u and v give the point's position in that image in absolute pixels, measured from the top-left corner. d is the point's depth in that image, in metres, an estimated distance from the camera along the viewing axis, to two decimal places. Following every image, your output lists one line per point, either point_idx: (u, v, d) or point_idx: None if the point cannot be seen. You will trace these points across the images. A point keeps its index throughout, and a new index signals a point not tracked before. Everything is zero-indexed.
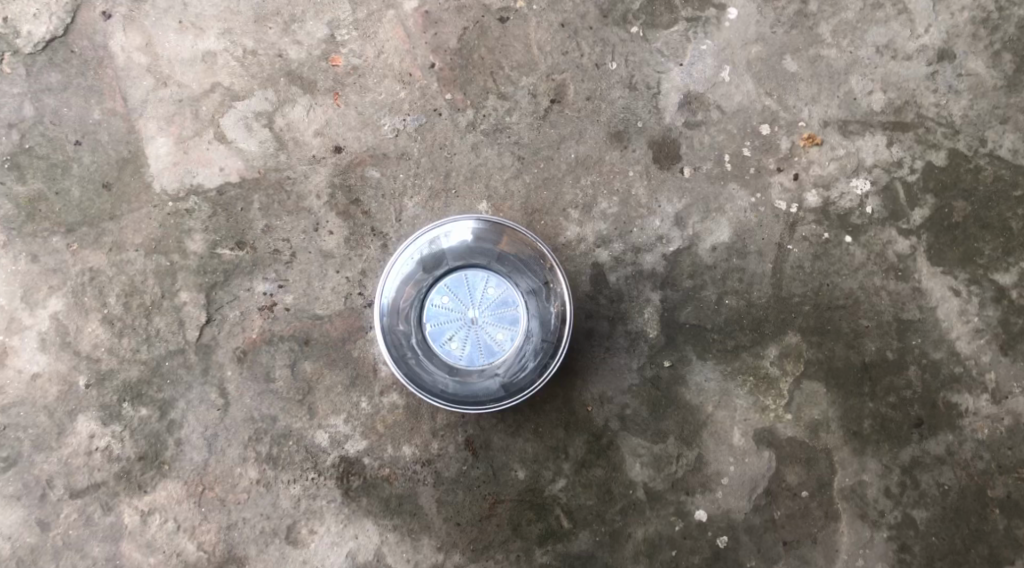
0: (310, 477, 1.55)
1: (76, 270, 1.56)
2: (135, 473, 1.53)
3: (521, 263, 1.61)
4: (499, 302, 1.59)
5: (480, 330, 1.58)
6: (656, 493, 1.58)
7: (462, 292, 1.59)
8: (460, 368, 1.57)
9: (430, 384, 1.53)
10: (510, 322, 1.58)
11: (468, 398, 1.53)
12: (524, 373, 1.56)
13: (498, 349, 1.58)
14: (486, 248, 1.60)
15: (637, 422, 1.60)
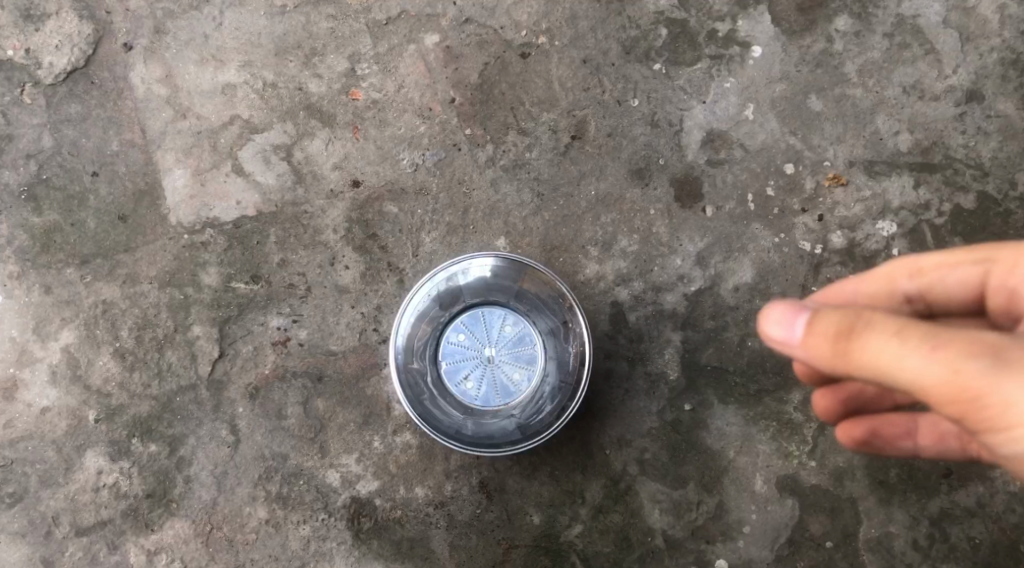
0: (320, 518, 1.52)
1: (89, 303, 1.54)
2: (142, 512, 1.50)
3: (539, 302, 1.59)
4: (516, 341, 1.57)
5: (497, 369, 1.56)
6: (676, 540, 1.54)
7: (479, 330, 1.58)
8: (475, 408, 1.55)
9: (446, 424, 1.49)
10: (528, 362, 1.57)
11: (485, 439, 1.49)
12: (543, 416, 1.51)
13: (515, 389, 1.56)
14: (504, 287, 1.59)
15: (656, 467, 1.56)
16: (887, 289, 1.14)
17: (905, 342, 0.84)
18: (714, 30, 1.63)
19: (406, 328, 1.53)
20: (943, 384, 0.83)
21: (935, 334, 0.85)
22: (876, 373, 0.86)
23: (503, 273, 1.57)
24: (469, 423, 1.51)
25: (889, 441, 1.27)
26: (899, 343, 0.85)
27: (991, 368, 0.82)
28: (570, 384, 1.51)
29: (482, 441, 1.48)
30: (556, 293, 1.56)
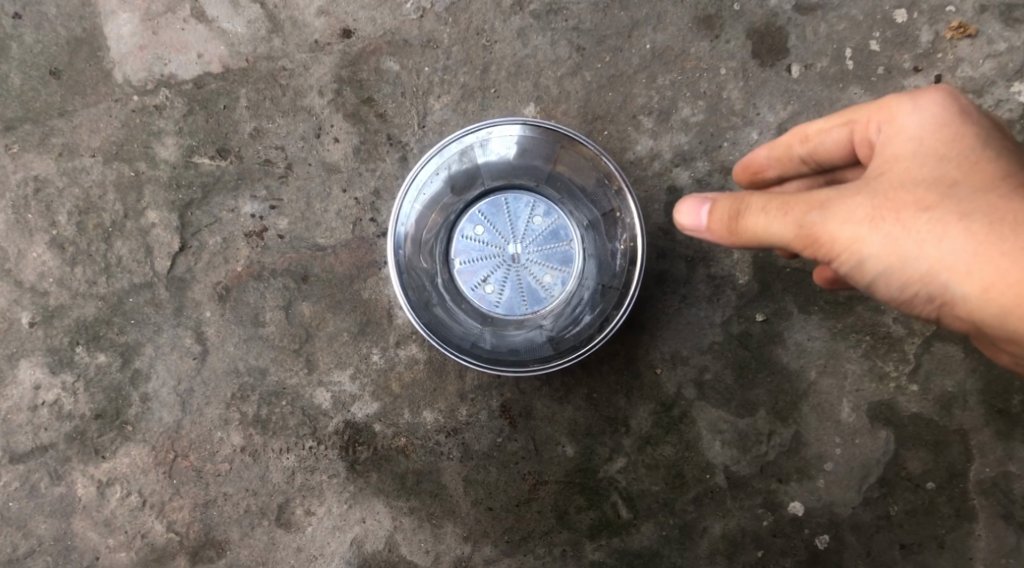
0: (308, 446, 1.24)
1: (17, 180, 1.24)
2: (90, 436, 1.23)
3: (576, 188, 1.25)
4: (548, 236, 1.25)
5: (523, 271, 1.25)
6: (740, 479, 1.26)
7: (501, 223, 1.25)
8: (495, 316, 1.24)
9: (460, 336, 1.19)
10: (561, 261, 1.25)
11: (507, 353, 1.19)
12: (580, 328, 1.20)
13: (543, 295, 1.25)
14: (532, 168, 1.25)
15: (718, 390, 1.26)
16: (781, 155, 1.06)
17: (765, 207, 0.90)
18: None
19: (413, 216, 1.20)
20: (784, 232, 0.89)
21: (777, 195, 0.90)
22: (747, 237, 0.92)
23: (533, 150, 1.23)
24: (488, 334, 1.22)
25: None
26: (757, 209, 0.90)
27: (821, 214, 0.88)
28: (614, 288, 1.19)
29: (504, 356, 1.18)
30: (598, 174, 1.20)
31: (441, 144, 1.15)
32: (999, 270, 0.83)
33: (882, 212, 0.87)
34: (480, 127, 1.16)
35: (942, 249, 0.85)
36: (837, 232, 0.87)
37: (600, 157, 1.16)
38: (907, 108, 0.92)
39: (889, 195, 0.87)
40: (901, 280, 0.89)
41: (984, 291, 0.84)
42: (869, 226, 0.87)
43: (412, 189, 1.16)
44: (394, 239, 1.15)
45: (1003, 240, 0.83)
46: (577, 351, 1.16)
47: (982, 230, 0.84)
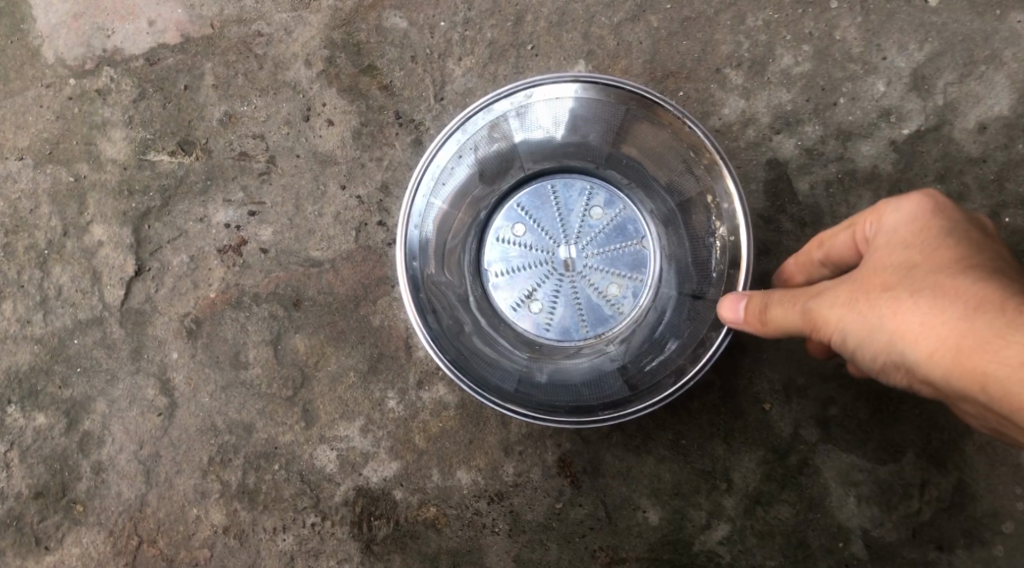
0: (309, 523, 0.95)
1: None
2: (29, 520, 0.95)
3: (648, 170, 0.93)
4: (612, 234, 0.97)
5: (581, 282, 0.96)
6: (887, 548, 0.93)
7: (548, 222, 0.97)
8: (546, 342, 0.95)
9: (500, 374, 0.87)
10: (628, 265, 0.96)
11: (568, 395, 0.86)
12: (667, 357, 0.86)
13: (606, 310, 0.96)
14: (587, 147, 0.94)
15: (849, 429, 0.94)
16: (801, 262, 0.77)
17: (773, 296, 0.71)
18: None
19: (433, 215, 0.89)
20: (783, 317, 0.69)
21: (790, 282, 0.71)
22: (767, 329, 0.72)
23: (588, 122, 0.90)
24: (539, 369, 0.90)
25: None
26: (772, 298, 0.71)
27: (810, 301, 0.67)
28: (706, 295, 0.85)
29: (563, 402, 0.84)
30: (681, 145, 0.86)
31: (463, 115, 0.84)
32: (959, 346, 0.58)
33: (850, 291, 0.65)
34: (514, 89, 0.84)
35: (897, 324, 0.61)
36: (818, 316, 0.66)
37: (684, 118, 0.82)
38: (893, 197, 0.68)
39: (859, 275, 0.66)
40: (867, 360, 0.65)
41: (939, 367, 0.59)
42: (834, 307, 0.65)
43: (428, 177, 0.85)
44: (405, 246, 0.84)
45: (955, 306, 0.58)
46: (668, 387, 0.82)
47: (937, 299, 0.59)
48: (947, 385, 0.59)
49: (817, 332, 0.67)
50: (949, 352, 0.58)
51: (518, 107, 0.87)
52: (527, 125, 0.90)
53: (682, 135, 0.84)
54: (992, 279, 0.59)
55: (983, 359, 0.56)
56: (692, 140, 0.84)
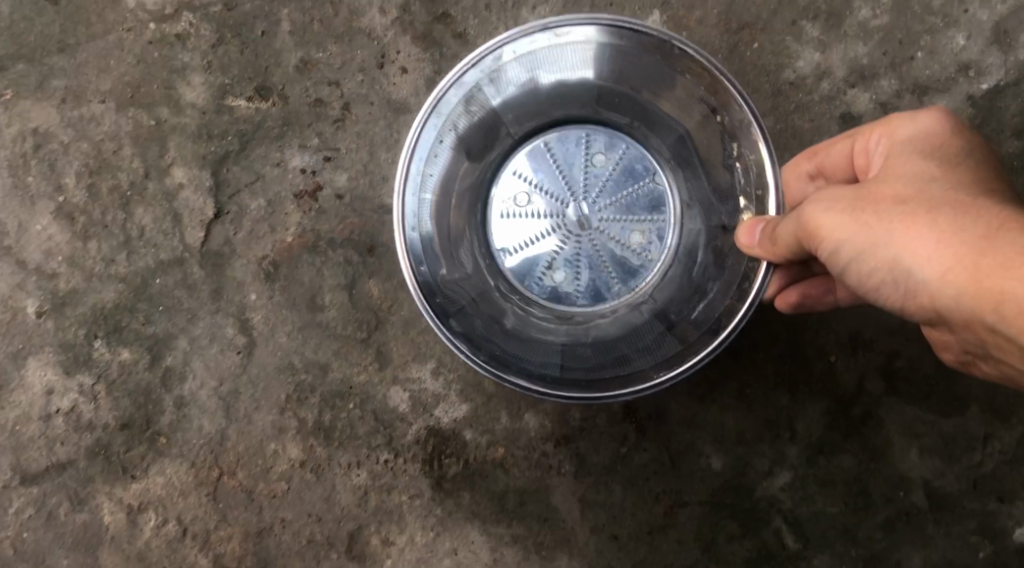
0: (383, 460, 0.99)
1: (14, 135, 0.99)
2: (116, 450, 0.99)
3: (644, 105, 0.88)
4: (620, 181, 0.92)
5: (599, 238, 0.92)
6: (947, 498, 0.95)
7: (550, 177, 0.92)
8: (579, 310, 0.91)
9: (539, 358, 0.82)
10: (643, 206, 0.92)
11: (615, 365, 0.81)
12: (711, 302, 0.81)
13: (632, 259, 0.92)
14: (579, 96, 0.89)
15: (913, 382, 0.96)
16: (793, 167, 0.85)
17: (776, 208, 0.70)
18: None
19: (430, 207, 0.84)
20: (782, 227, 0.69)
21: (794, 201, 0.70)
22: (772, 249, 0.72)
23: (575, 69, 0.85)
24: (571, 337, 0.85)
25: (818, 300, 0.86)
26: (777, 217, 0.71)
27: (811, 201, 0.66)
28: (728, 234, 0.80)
29: (609, 373, 0.80)
30: (677, 70, 0.81)
31: (433, 95, 0.79)
32: (968, 258, 0.58)
33: (858, 196, 0.64)
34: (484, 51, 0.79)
35: (908, 233, 0.60)
36: (817, 219, 0.65)
37: (672, 39, 0.77)
38: (910, 113, 0.71)
39: (866, 183, 0.65)
40: (862, 270, 0.64)
41: (947, 278, 0.59)
42: (837, 209, 0.64)
43: (422, 165, 0.82)
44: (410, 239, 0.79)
45: (973, 220, 0.58)
46: (718, 334, 0.76)
47: (953, 212, 0.59)
48: (948, 299, 0.59)
49: (816, 241, 0.66)
50: (963, 263, 0.58)
51: (489, 72, 0.82)
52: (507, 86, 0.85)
53: (673, 60, 0.80)
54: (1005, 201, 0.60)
55: (1000, 277, 0.56)
56: (686, 64, 0.79)
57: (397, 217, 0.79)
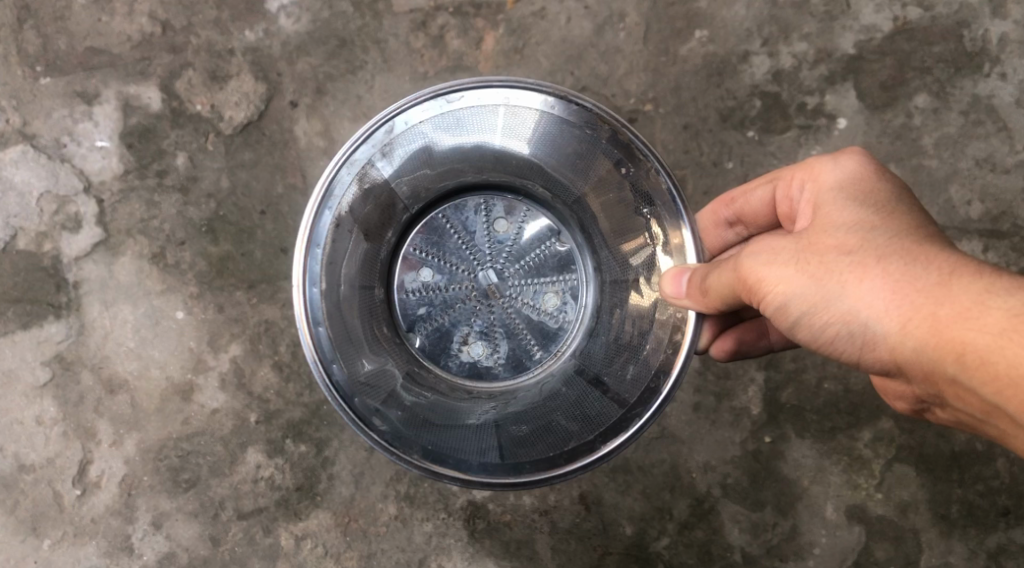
0: (441, 517, 1.75)
1: (253, 321, 1.76)
2: (292, 502, 1.75)
3: (558, 159, 1.39)
4: (517, 250, 1.51)
5: (501, 309, 1.49)
6: (753, 556, 1.75)
7: (455, 250, 1.50)
8: (495, 363, 1.49)
9: (481, 439, 1.30)
10: (550, 273, 1.51)
11: (563, 440, 1.30)
12: (643, 362, 1.33)
13: (550, 323, 1.51)
14: (470, 149, 1.39)
15: (737, 490, 1.76)
16: (714, 220, 1.46)
17: (729, 266, 1.17)
18: (803, 103, 1.71)
19: (347, 295, 1.34)
20: (730, 278, 1.16)
21: (717, 263, 1.20)
22: (713, 297, 1.19)
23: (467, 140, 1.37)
24: (509, 417, 1.35)
25: (752, 344, 1.51)
26: (715, 272, 1.18)
27: (771, 258, 1.14)
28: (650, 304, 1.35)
29: (558, 451, 1.29)
30: (575, 128, 1.32)
31: (322, 178, 1.26)
32: (911, 308, 1.05)
33: (814, 254, 1.12)
34: (375, 124, 1.27)
35: (860, 290, 1.08)
36: (781, 273, 1.13)
37: (565, 95, 1.27)
38: (829, 170, 1.21)
39: (815, 242, 1.14)
40: (827, 316, 1.11)
41: (900, 327, 1.06)
42: (803, 266, 1.12)
43: (328, 232, 1.28)
44: (325, 334, 1.27)
45: (913, 274, 1.07)
46: (664, 382, 1.29)
47: (892, 266, 1.08)
48: (898, 335, 1.07)
49: (788, 288, 1.12)
50: (915, 312, 1.05)
51: (382, 147, 1.30)
52: (412, 147, 1.33)
53: (585, 118, 1.30)
54: (922, 250, 1.09)
55: (946, 325, 1.03)
56: (583, 116, 1.30)
57: (295, 294, 1.26)
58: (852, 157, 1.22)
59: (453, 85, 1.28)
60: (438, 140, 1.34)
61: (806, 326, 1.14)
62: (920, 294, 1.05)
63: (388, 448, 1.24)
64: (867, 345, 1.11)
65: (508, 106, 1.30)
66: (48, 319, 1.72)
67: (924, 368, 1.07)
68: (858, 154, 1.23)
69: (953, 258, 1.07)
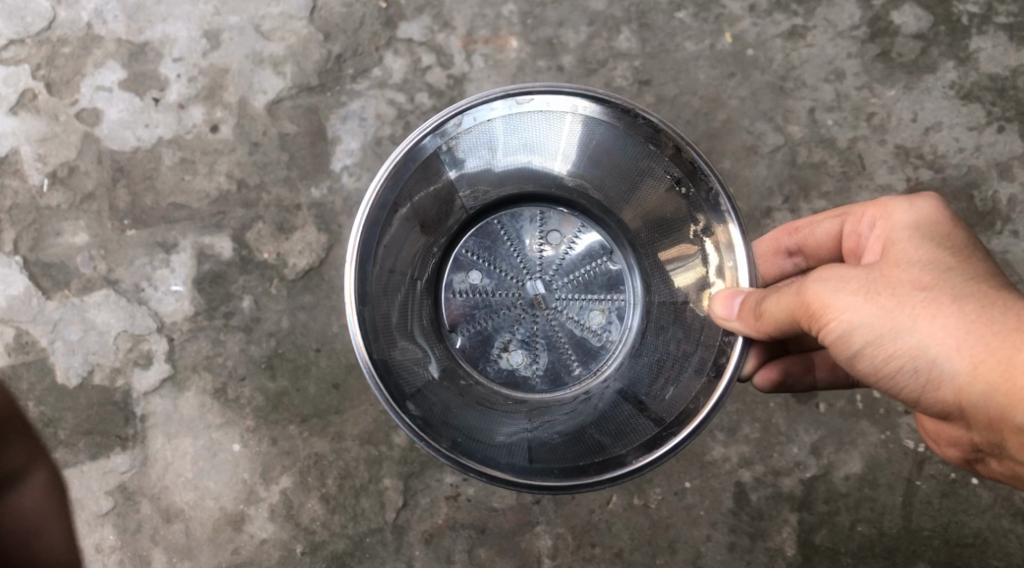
0: None
1: (304, 453, 1.85)
2: None
3: (616, 174, 1.45)
4: (566, 264, 1.56)
5: (546, 319, 1.54)
6: None
7: (505, 256, 1.56)
8: (532, 372, 1.53)
9: (513, 448, 1.31)
10: (598, 292, 1.56)
11: (593, 453, 1.31)
12: (681, 386, 1.35)
13: (592, 340, 1.55)
14: (529, 153, 1.45)
15: None
16: (774, 247, 1.48)
17: (787, 290, 1.18)
18: None
19: (395, 283, 1.39)
20: (789, 301, 1.16)
21: (776, 288, 1.20)
22: (766, 321, 1.19)
23: (527, 150, 1.44)
24: (542, 432, 1.37)
25: (798, 378, 1.53)
26: (772, 297, 1.19)
27: (836, 283, 1.13)
28: (692, 342, 1.37)
29: (588, 462, 1.29)
30: (640, 141, 1.35)
31: (388, 161, 1.28)
32: (985, 351, 1.05)
33: (883, 285, 1.12)
34: (447, 115, 1.31)
35: (930, 327, 1.08)
36: (846, 300, 1.12)
37: (634, 108, 1.29)
38: (903, 207, 1.21)
39: (885, 273, 1.13)
40: (891, 348, 1.11)
41: (970, 367, 1.06)
42: (869, 296, 1.11)
43: (386, 215, 1.31)
44: (368, 316, 1.29)
45: (990, 317, 1.06)
46: (703, 403, 1.28)
47: (966, 305, 1.07)
48: (966, 376, 1.07)
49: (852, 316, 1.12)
50: (989, 356, 1.05)
51: (450, 139, 1.34)
52: (476, 140, 1.38)
53: (648, 133, 1.33)
54: (999, 293, 1.08)
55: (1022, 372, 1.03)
56: (648, 131, 1.32)
57: (346, 268, 1.27)
58: (927, 197, 1.22)
59: (523, 87, 1.30)
60: (499, 139, 1.40)
61: (864, 358, 1.14)
62: (996, 337, 1.05)
63: (417, 433, 1.24)
64: (928, 382, 1.11)
65: (574, 114, 1.34)
66: (115, 450, 1.84)
67: (991, 414, 1.07)
68: (933, 195, 1.23)
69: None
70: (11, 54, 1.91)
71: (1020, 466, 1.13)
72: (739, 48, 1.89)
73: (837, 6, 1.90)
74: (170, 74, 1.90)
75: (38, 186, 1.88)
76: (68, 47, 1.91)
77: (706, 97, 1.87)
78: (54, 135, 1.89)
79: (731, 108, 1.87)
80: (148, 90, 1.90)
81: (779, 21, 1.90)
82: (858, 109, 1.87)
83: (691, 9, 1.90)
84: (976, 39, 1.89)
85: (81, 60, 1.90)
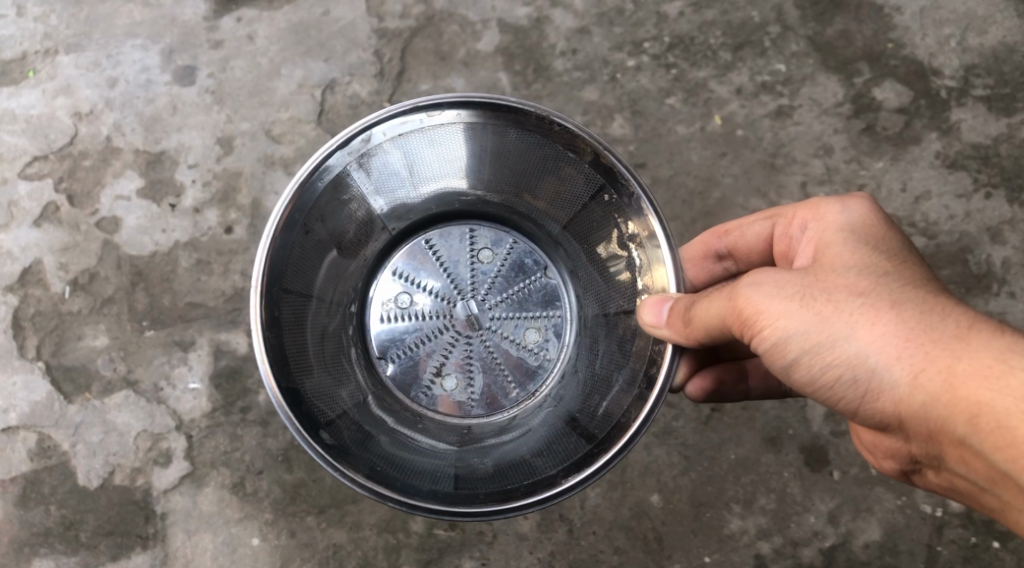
0: None
1: (322, 544, 1.85)
2: None
3: (538, 183, 1.47)
4: (499, 282, 1.58)
5: (479, 341, 1.55)
6: None
7: (433, 279, 1.57)
8: (467, 399, 1.53)
9: (440, 478, 1.30)
10: (533, 309, 1.57)
11: (524, 477, 1.29)
12: (613, 400, 1.36)
13: (530, 360, 1.56)
14: (449, 168, 1.47)
15: None
16: (703, 251, 1.49)
17: (718, 295, 1.19)
18: None
19: (313, 310, 1.39)
20: (722, 307, 1.17)
21: (707, 293, 1.22)
22: (696, 327, 1.20)
23: (448, 164, 1.46)
24: (472, 463, 1.36)
25: (731, 387, 1.54)
26: (703, 301, 1.20)
27: (770, 287, 1.14)
28: (624, 355, 1.39)
29: (517, 485, 1.27)
30: (559, 147, 1.36)
31: (294, 180, 1.27)
32: (925, 360, 1.05)
33: (818, 291, 1.12)
34: (353, 131, 1.30)
35: (866, 334, 1.08)
36: (779, 306, 1.12)
37: (548, 115, 1.29)
38: (837, 210, 1.23)
39: (821, 278, 1.14)
40: (827, 356, 1.11)
41: (908, 377, 1.06)
42: (804, 302, 1.12)
43: (296, 237, 1.31)
44: (281, 346, 1.28)
45: (928, 324, 1.06)
46: (634, 423, 1.27)
47: (904, 312, 1.08)
48: (905, 386, 1.06)
49: (786, 321, 1.12)
50: (928, 367, 1.05)
51: (360, 154, 1.34)
52: (389, 155, 1.38)
53: (569, 140, 1.33)
54: (936, 299, 1.09)
55: (965, 385, 1.02)
56: (567, 138, 1.33)
57: (251, 294, 1.25)
58: (861, 201, 1.24)
59: (434, 99, 1.31)
60: (414, 154, 1.41)
61: (800, 366, 1.14)
62: (935, 346, 1.05)
63: (333, 463, 1.23)
64: (867, 392, 1.11)
65: (489, 124, 1.35)
66: (136, 550, 1.85)
67: (932, 426, 1.06)
68: (868, 200, 1.24)
69: (968, 312, 1.07)
70: (36, 169, 2.01)
71: (964, 482, 1.12)
72: (729, 130, 1.97)
73: (820, 86, 1.99)
74: (185, 180, 1.99)
75: (60, 293, 1.94)
76: (89, 160, 2.01)
77: (700, 176, 1.94)
78: (75, 243, 1.96)
79: (725, 186, 1.94)
80: (164, 196, 1.99)
81: (766, 102, 1.99)
82: (848, 181, 1.94)
83: (680, 95, 1.99)
84: (957, 111, 1.97)
85: (102, 172, 2.00)
